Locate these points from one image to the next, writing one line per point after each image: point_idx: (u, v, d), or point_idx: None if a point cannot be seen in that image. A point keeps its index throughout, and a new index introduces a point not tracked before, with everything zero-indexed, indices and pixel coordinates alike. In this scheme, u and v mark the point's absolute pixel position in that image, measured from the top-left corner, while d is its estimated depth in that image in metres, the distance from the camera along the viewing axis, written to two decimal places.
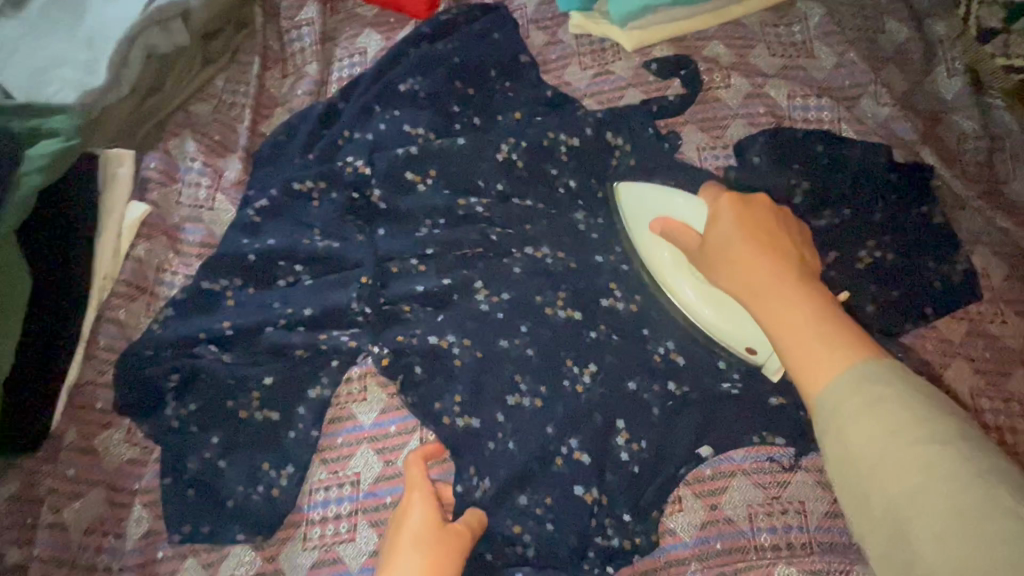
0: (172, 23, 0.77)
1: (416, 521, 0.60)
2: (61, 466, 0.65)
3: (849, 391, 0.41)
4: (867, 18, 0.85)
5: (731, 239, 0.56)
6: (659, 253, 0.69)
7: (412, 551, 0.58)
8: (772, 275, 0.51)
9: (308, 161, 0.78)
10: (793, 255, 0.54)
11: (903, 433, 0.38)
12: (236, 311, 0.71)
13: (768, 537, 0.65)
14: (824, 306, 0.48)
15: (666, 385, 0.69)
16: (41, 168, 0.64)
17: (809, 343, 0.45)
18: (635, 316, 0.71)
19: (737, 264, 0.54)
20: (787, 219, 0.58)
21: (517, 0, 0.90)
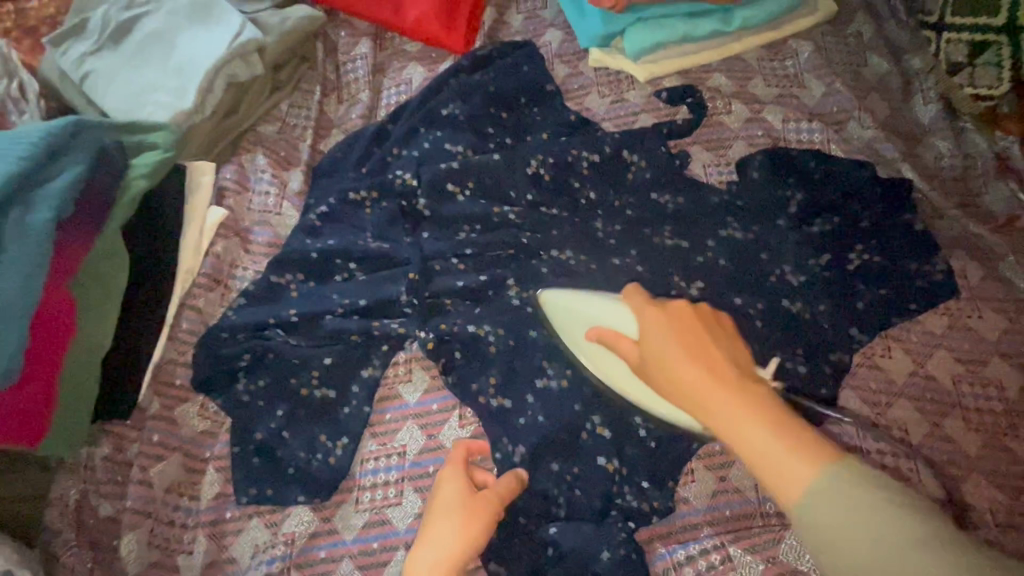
0: (251, 56, 0.90)
1: (452, 490, 0.67)
2: (146, 433, 0.75)
3: (829, 506, 0.42)
4: (852, 54, 0.96)
5: (666, 352, 0.54)
6: (602, 355, 0.72)
7: (449, 518, 0.65)
8: (716, 389, 0.50)
9: (362, 175, 0.90)
10: (725, 357, 0.53)
11: (893, 544, 0.39)
12: (299, 301, 0.81)
13: (773, 507, 0.73)
14: (770, 411, 0.48)
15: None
16: (146, 173, 0.76)
17: (777, 464, 0.45)
18: None
19: (681, 382, 0.52)
20: (706, 314, 0.57)
21: (544, 38, 1.02)
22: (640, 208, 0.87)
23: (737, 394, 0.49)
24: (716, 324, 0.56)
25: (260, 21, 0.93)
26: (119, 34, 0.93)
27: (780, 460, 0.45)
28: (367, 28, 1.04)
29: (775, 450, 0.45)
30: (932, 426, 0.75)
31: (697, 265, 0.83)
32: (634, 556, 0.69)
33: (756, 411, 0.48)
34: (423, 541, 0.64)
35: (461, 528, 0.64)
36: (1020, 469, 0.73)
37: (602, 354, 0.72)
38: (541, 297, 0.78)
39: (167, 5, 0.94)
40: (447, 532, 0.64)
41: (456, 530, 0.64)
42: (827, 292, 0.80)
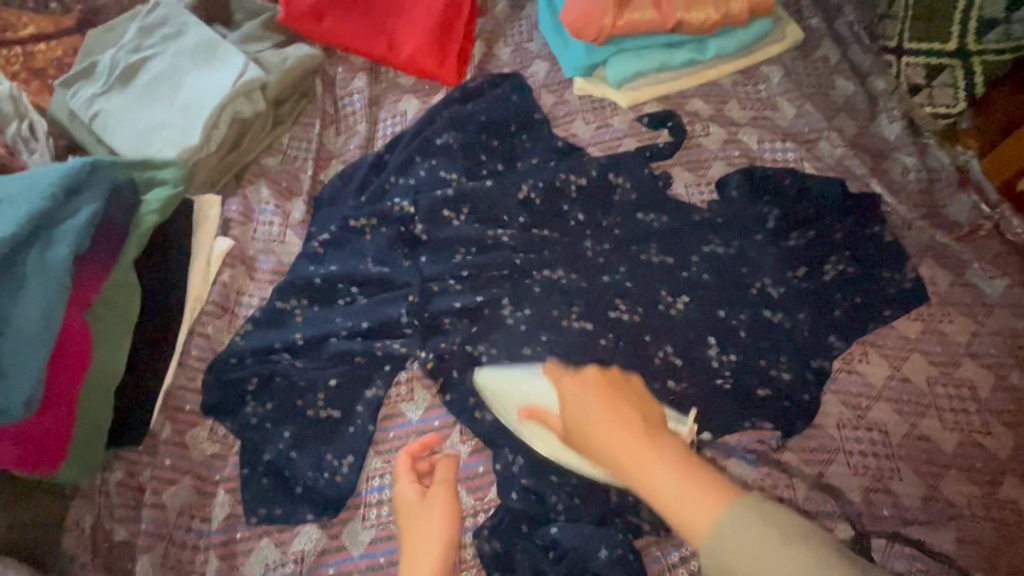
0: (254, 94, 0.95)
1: (409, 494, 0.72)
2: (159, 456, 0.78)
3: (728, 536, 0.48)
4: (820, 77, 1.03)
5: (586, 411, 0.62)
6: (544, 438, 0.76)
7: (417, 519, 0.69)
8: (629, 442, 0.57)
9: (361, 203, 0.94)
10: (634, 413, 0.61)
11: (784, 563, 0.45)
12: (304, 325, 0.84)
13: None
14: (673, 456, 0.55)
15: (669, 382, 0.82)
16: (156, 210, 0.80)
17: (686, 507, 0.51)
18: (640, 324, 0.85)
19: (601, 442, 0.59)
20: (617, 378, 0.66)
21: (531, 69, 1.08)
22: (626, 227, 0.92)
23: (645, 447, 0.56)
24: (625, 386, 0.65)
25: (262, 61, 0.99)
26: (127, 75, 0.97)
27: (686, 503, 0.51)
28: (363, 63, 1.10)
29: (682, 494, 0.51)
30: (910, 426, 0.79)
31: (682, 279, 0.88)
32: (632, 556, 0.72)
33: (661, 458, 0.55)
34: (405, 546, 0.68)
35: (431, 524, 0.68)
36: (993, 463, 0.77)
37: (538, 433, 0.76)
38: (478, 378, 0.81)
39: (172, 47, 0.99)
40: (421, 530, 0.68)
41: (433, 525, 0.68)
42: (806, 302, 0.85)
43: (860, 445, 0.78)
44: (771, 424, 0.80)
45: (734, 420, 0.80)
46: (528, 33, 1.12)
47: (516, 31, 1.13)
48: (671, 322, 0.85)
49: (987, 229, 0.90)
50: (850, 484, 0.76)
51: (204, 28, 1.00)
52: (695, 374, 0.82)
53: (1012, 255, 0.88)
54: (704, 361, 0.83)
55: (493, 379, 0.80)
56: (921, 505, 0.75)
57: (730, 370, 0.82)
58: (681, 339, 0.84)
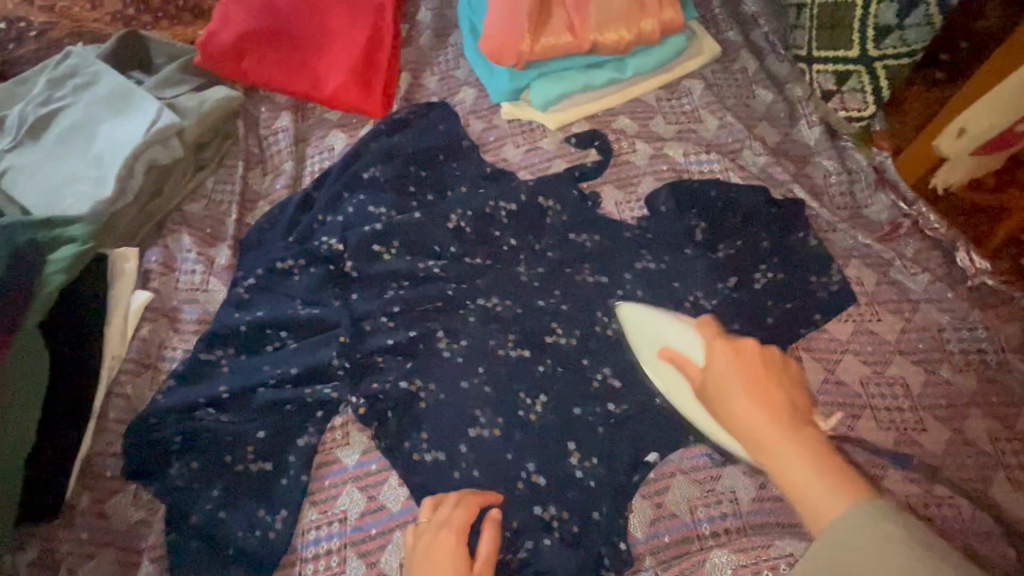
0: (170, 140, 0.92)
1: (450, 540, 0.66)
2: (76, 530, 0.73)
3: (851, 529, 0.41)
4: (740, 88, 1.05)
5: (724, 374, 0.56)
6: (671, 378, 0.76)
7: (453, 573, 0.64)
8: (765, 416, 0.51)
9: (289, 243, 0.92)
10: (785, 396, 0.53)
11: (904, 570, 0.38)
12: (231, 376, 0.82)
13: (707, 525, 0.75)
14: (816, 445, 0.48)
15: (609, 404, 0.81)
16: (63, 269, 0.76)
17: (821, 499, 0.45)
18: (577, 347, 0.85)
19: (738, 408, 0.53)
20: (778, 355, 0.58)
21: (459, 96, 1.08)
22: (560, 249, 0.92)
23: (781, 428, 0.50)
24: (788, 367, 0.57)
25: (179, 106, 0.96)
26: (37, 128, 0.94)
27: (823, 495, 0.45)
28: (288, 101, 1.08)
29: (819, 485, 0.45)
30: (847, 429, 0.79)
31: (617, 298, 0.88)
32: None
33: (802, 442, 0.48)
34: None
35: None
36: (931, 459, 0.77)
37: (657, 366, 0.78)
38: (620, 309, 0.84)
39: (85, 97, 0.96)
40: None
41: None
42: (740, 311, 0.85)
43: None
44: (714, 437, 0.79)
45: (673, 437, 0.79)
46: (455, 60, 1.12)
47: (442, 59, 1.13)
48: (606, 342, 0.85)
49: (907, 226, 0.91)
50: None
51: (118, 75, 0.98)
52: (634, 393, 0.82)
53: (932, 250, 0.90)
54: (643, 379, 0.82)
55: (635, 311, 0.82)
56: None
57: None
58: (619, 359, 0.84)
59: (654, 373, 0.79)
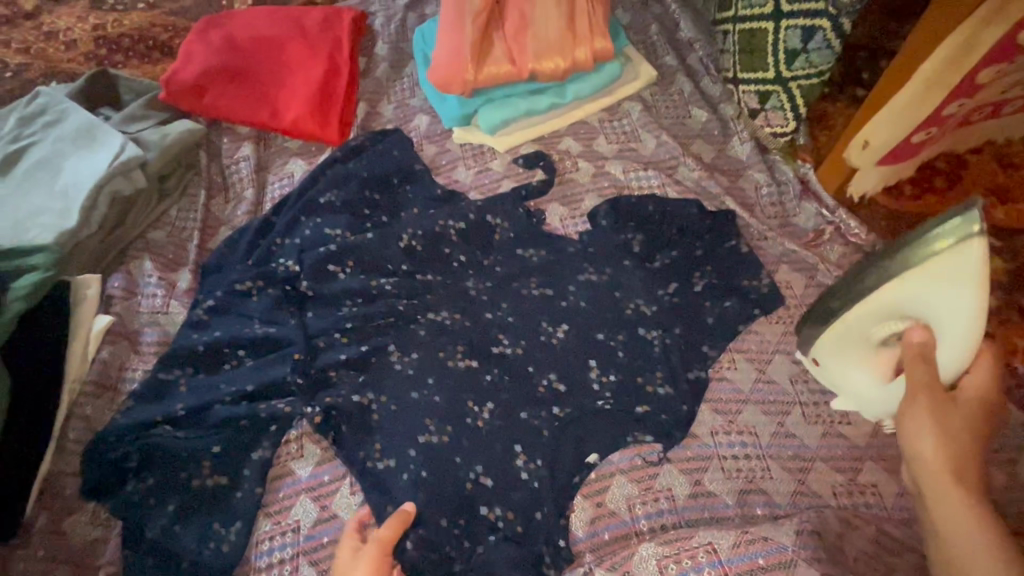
0: (133, 172, 0.97)
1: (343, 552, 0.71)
2: (33, 548, 0.76)
3: None
4: (677, 109, 1.12)
5: (928, 416, 0.64)
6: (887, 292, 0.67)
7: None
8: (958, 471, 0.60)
9: (248, 266, 0.96)
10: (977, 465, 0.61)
11: None
12: (188, 394, 0.85)
13: (644, 520, 0.78)
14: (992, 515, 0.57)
15: (554, 409, 0.85)
16: (23, 296, 0.79)
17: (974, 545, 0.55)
18: (522, 356, 0.89)
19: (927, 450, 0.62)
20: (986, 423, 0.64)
21: (413, 123, 1.14)
22: (506, 264, 0.97)
23: (957, 486, 0.59)
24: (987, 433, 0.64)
25: (143, 140, 1.01)
26: (6, 164, 0.99)
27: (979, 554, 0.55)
28: (249, 131, 1.13)
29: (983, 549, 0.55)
30: (776, 425, 0.84)
31: (561, 309, 0.92)
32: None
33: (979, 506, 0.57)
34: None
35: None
36: (854, 451, 0.82)
37: (903, 302, 0.66)
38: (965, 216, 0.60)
39: (53, 133, 1.01)
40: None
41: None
42: (677, 317, 0.90)
43: (733, 449, 0.82)
44: (653, 437, 0.83)
45: (611, 438, 0.83)
46: (410, 90, 1.19)
47: (398, 89, 1.19)
48: (551, 350, 0.89)
49: (830, 232, 0.97)
50: (726, 488, 0.80)
51: (85, 112, 1.03)
52: (577, 398, 0.85)
53: (855, 254, 0.95)
54: (586, 385, 0.86)
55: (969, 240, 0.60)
56: (791, 500, 0.79)
57: (610, 390, 0.86)
58: (563, 366, 0.88)
59: (891, 290, 0.66)
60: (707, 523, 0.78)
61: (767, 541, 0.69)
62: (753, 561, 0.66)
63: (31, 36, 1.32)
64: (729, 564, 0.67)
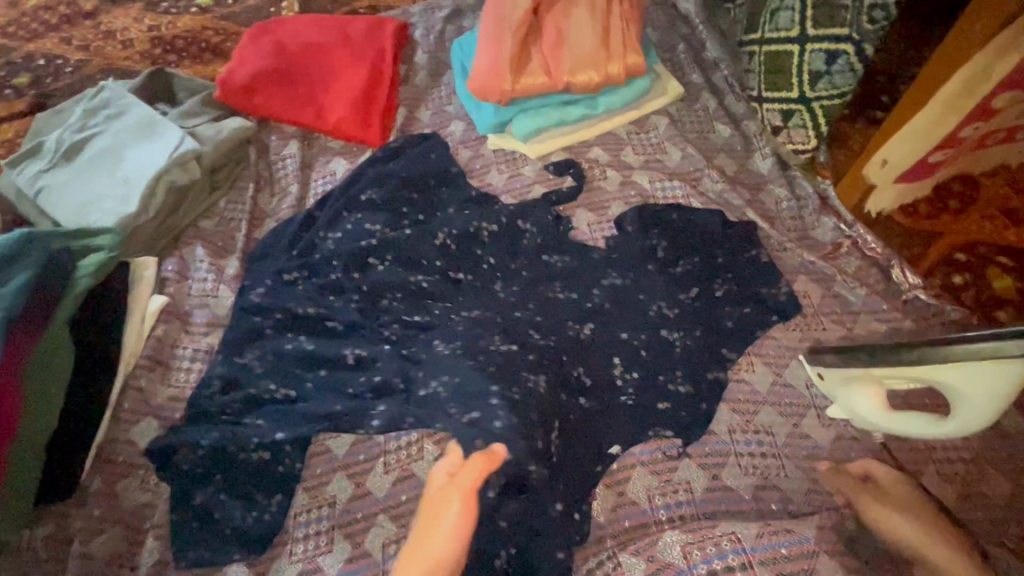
0: (189, 164, 1.04)
1: (434, 493, 0.76)
2: (88, 508, 0.81)
3: None
4: (701, 124, 1.17)
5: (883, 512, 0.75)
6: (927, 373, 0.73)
7: (433, 517, 0.74)
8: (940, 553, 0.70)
9: (292, 255, 1.02)
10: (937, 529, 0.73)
11: None
12: (234, 372, 0.90)
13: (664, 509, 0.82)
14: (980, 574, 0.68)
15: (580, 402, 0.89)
16: (91, 273, 0.86)
17: None
18: (556, 347, 0.90)
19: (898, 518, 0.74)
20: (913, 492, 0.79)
21: (449, 129, 1.20)
22: (536, 264, 1.02)
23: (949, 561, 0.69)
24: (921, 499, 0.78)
25: (199, 134, 1.08)
26: (71, 152, 1.06)
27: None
28: (296, 131, 1.20)
29: None
30: (792, 426, 0.88)
31: (587, 308, 0.96)
32: (546, 556, 0.76)
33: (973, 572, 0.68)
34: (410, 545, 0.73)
35: (439, 534, 0.72)
36: (867, 453, 0.86)
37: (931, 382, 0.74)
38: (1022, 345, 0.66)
39: (115, 125, 1.08)
40: (430, 532, 0.72)
41: (448, 522, 0.72)
42: (697, 320, 0.95)
43: (749, 447, 0.86)
44: (673, 432, 0.87)
45: (631, 432, 0.87)
46: (447, 97, 1.25)
47: (436, 96, 1.25)
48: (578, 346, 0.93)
49: (847, 246, 1.02)
50: (743, 483, 0.84)
51: (145, 107, 1.10)
52: (601, 393, 0.89)
53: (871, 267, 0.99)
54: (610, 381, 0.90)
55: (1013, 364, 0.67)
56: (805, 497, 0.82)
57: (632, 387, 0.90)
58: (588, 362, 0.92)
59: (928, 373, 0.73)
60: (723, 515, 0.81)
61: (789, 532, 0.72)
62: (776, 551, 0.70)
63: (89, 35, 1.40)
64: (752, 553, 0.70)
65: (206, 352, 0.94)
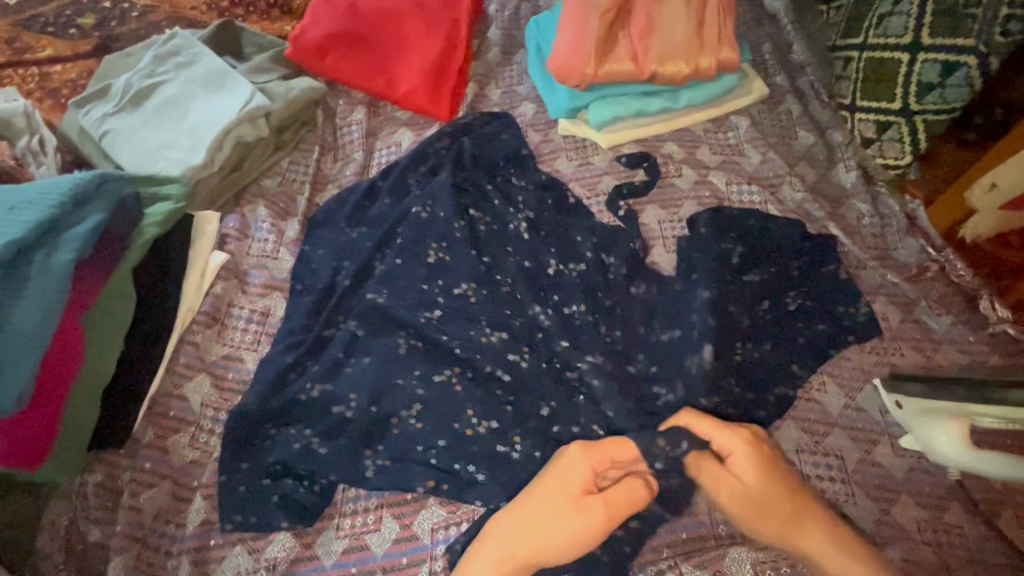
0: (258, 121, 1.01)
1: (572, 484, 0.72)
2: (140, 460, 0.80)
3: None
4: (783, 129, 1.12)
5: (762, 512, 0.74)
6: None
7: (560, 508, 0.71)
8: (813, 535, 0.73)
9: (354, 225, 0.99)
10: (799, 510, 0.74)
11: None
12: (289, 337, 0.87)
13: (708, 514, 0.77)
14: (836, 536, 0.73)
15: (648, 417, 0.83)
16: (157, 223, 0.84)
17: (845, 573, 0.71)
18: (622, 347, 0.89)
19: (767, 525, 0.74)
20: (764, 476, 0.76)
21: (520, 109, 1.16)
22: (604, 255, 0.96)
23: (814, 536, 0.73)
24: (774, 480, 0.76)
25: (269, 91, 1.06)
26: (138, 97, 1.04)
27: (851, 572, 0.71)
28: (363, 97, 1.17)
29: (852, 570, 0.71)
30: (863, 453, 0.84)
31: (654, 308, 0.92)
32: (600, 559, 0.74)
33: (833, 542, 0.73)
34: (522, 521, 0.71)
35: (572, 530, 0.70)
36: (941, 489, 0.81)
37: None
38: None
39: (184, 73, 1.05)
40: (558, 522, 0.70)
41: (569, 524, 0.70)
42: (771, 333, 0.90)
43: (815, 470, 0.83)
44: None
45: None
46: (518, 76, 1.20)
47: (507, 75, 1.21)
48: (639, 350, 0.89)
49: (933, 270, 0.96)
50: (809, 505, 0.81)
51: (215, 58, 1.06)
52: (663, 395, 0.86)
53: (955, 295, 0.94)
54: (675, 386, 0.85)
55: None
56: (872, 528, 0.79)
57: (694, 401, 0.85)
58: (655, 365, 0.87)
59: None
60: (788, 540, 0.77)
61: None
62: None
63: None
64: None
65: (262, 314, 0.92)
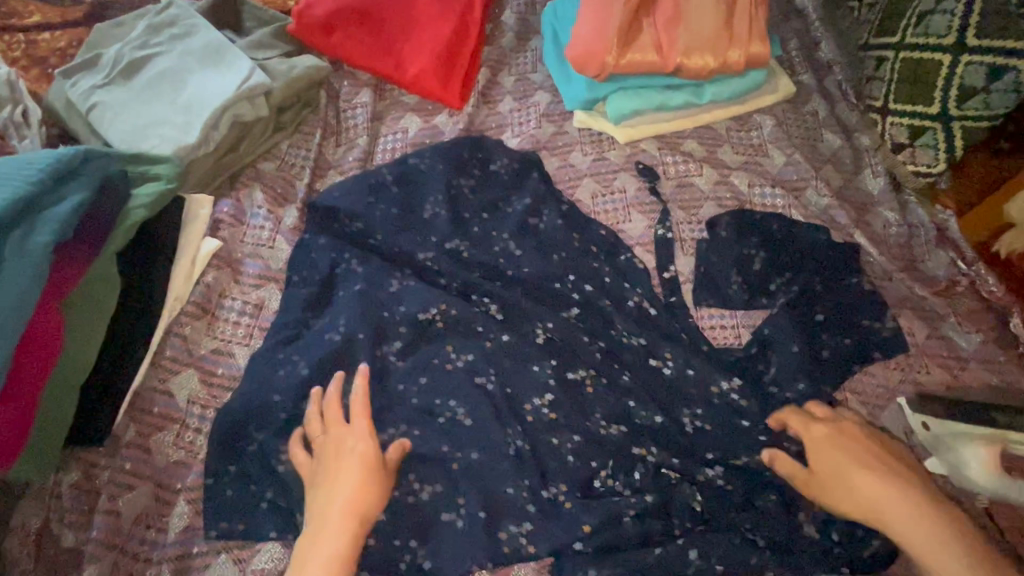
0: (257, 100, 0.95)
1: (354, 450, 0.71)
2: (120, 460, 0.75)
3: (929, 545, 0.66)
4: (809, 129, 1.07)
5: (830, 461, 0.73)
6: None
7: (339, 467, 0.70)
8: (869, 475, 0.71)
9: (353, 208, 0.91)
10: (866, 457, 0.73)
11: (939, 551, 0.66)
12: (282, 333, 0.82)
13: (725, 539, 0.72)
14: (893, 477, 0.71)
15: (654, 439, 0.79)
16: (146, 205, 0.79)
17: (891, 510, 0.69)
18: (645, 349, 0.84)
19: (857, 499, 0.70)
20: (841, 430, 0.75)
21: (534, 98, 1.09)
22: (618, 257, 0.92)
23: (865, 469, 0.71)
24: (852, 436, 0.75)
25: (269, 69, 1.00)
26: (129, 69, 0.97)
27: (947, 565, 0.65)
28: (369, 79, 1.11)
29: (894, 504, 0.69)
30: None
31: (668, 317, 0.88)
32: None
33: (885, 480, 0.71)
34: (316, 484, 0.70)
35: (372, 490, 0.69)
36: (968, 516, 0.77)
37: None
38: None
39: (179, 45, 0.99)
40: (342, 477, 0.69)
41: (349, 478, 0.69)
42: (800, 337, 0.84)
43: None
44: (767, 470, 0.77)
45: (694, 458, 0.78)
46: (533, 63, 1.14)
47: (521, 62, 1.14)
48: (652, 360, 0.83)
49: (963, 284, 0.92)
50: None
51: (213, 30, 1.00)
52: (675, 407, 0.81)
53: (985, 311, 0.90)
54: (690, 398, 0.81)
55: None
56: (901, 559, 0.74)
57: (706, 414, 0.80)
58: (670, 375, 0.82)
59: None
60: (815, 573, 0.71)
61: None
62: None
63: None
64: None
65: (255, 306, 0.87)
